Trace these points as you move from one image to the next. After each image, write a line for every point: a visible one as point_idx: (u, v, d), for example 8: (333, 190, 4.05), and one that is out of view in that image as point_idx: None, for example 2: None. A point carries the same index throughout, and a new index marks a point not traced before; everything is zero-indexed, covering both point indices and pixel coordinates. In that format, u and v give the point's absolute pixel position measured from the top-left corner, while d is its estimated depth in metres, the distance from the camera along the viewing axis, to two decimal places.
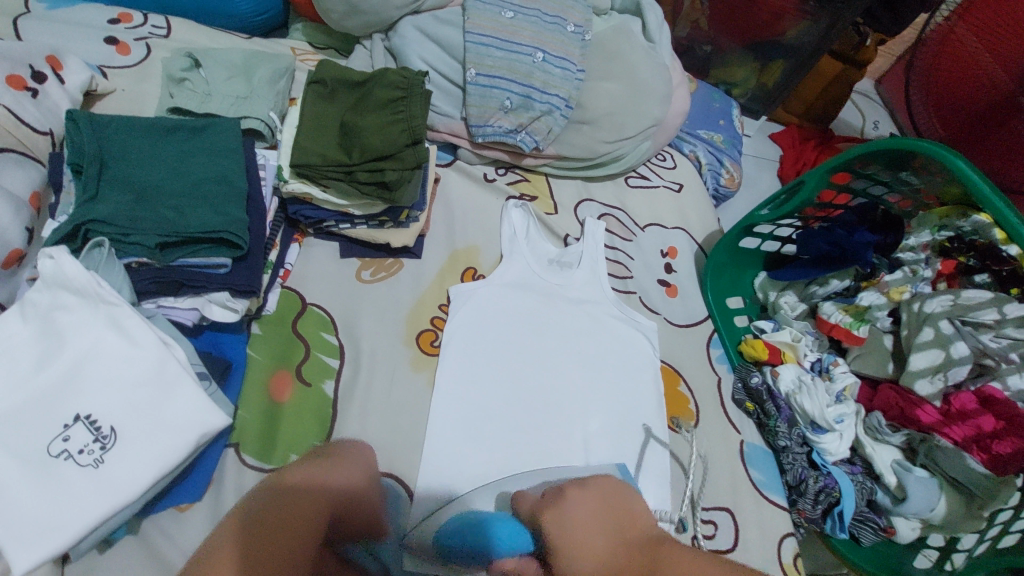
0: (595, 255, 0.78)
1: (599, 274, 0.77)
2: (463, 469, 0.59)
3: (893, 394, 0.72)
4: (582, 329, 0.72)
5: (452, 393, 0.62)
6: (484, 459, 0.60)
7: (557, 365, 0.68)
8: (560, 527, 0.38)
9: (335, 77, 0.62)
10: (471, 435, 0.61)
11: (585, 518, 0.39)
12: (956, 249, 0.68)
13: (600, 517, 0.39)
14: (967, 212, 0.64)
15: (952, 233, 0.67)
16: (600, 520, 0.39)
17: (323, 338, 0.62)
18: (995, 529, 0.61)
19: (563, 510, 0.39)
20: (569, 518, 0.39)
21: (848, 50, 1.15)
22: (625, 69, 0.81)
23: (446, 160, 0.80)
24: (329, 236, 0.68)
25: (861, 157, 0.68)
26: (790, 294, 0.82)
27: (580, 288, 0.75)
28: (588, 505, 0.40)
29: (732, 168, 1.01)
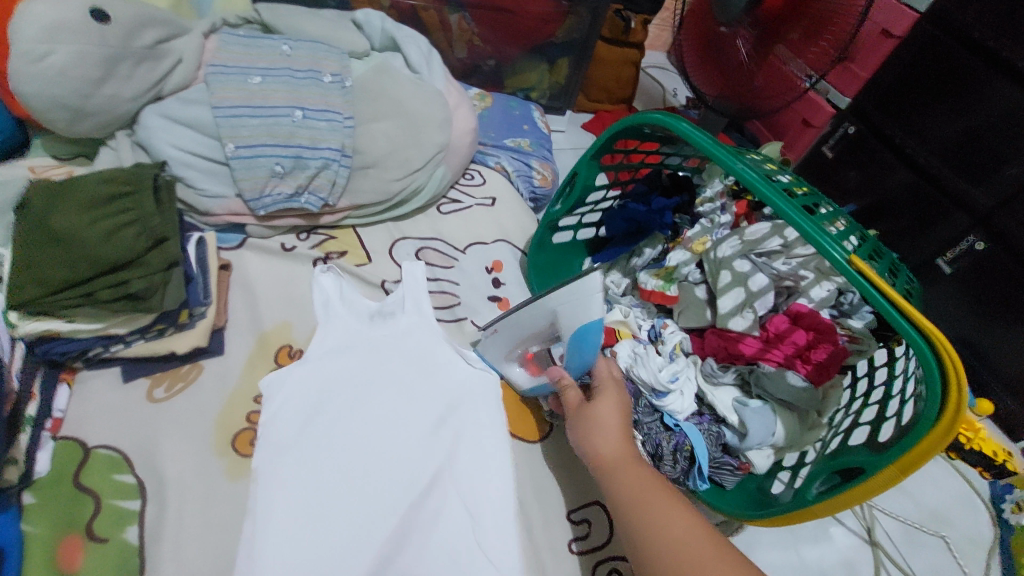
0: (419, 296, 0.73)
1: (426, 314, 0.72)
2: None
3: (718, 337, 0.76)
4: (416, 380, 0.66)
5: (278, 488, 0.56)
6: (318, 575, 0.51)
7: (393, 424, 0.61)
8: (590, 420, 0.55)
9: (38, 192, 0.55)
10: (307, 538, 0.53)
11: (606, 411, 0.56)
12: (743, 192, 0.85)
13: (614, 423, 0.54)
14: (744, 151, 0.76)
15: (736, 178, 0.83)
16: (615, 421, 0.55)
17: (117, 481, 0.55)
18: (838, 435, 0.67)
19: (606, 404, 0.56)
20: (602, 419, 0.55)
21: (619, 34, 1.24)
22: (394, 107, 0.81)
23: (235, 241, 0.75)
24: (106, 363, 0.61)
25: (616, 138, 0.72)
26: (615, 272, 0.86)
27: (408, 336, 0.69)
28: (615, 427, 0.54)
29: (542, 168, 1.04)
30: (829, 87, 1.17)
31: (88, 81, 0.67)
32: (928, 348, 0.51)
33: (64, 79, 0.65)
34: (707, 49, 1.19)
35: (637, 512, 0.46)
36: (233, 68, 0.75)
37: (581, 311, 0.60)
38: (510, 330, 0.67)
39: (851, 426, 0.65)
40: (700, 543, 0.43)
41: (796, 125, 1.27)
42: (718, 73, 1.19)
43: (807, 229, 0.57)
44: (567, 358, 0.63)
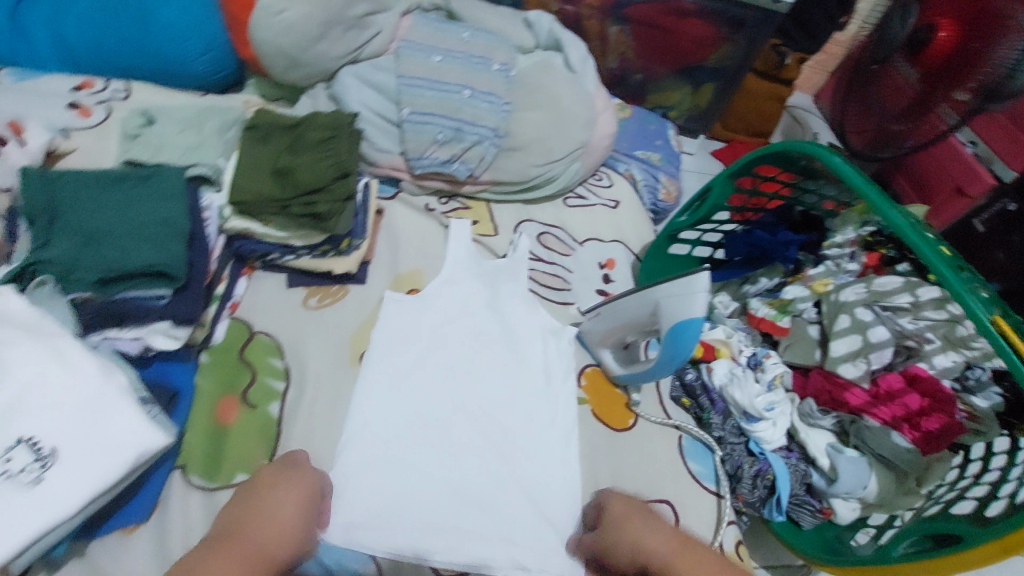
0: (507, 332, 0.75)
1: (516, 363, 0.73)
2: (389, 525, 0.58)
3: (823, 378, 0.75)
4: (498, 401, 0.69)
5: (392, 420, 0.65)
6: (392, 518, 0.59)
7: (498, 386, 0.70)
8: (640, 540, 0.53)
9: (269, 123, 0.69)
10: (380, 476, 0.61)
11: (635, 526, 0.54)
12: (878, 242, 0.83)
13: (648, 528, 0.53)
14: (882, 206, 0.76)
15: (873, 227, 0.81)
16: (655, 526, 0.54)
17: (270, 363, 0.66)
18: (939, 507, 0.63)
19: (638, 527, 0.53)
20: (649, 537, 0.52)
21: (771, 68, 1.23)
22: (548, 100, 0.88)
23: (389, 193, 0.85)
24: (276, 268, 0.73)
25: (759, 162, 0.74)
26: (724, 294, 0.86)
27: (492, 377, 0.71)
28: (626, 514, 0.56)
29: (668, 184, 1.07)
30: (993, 157, 1.09)
31: (309, 37, 0.80)
32: None
33: (291, 32, 0.79)
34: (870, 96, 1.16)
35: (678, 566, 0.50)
36: (421, 45, 0.85)
37: (685, 298, 0.62)
38: (610, 316, 0.72)
39: (951, 498, 0.63)
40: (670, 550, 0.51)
41: (946, 190, 1.17)
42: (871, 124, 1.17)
43: (953, 285, 0.56)
44: (661, 348, 0.65)
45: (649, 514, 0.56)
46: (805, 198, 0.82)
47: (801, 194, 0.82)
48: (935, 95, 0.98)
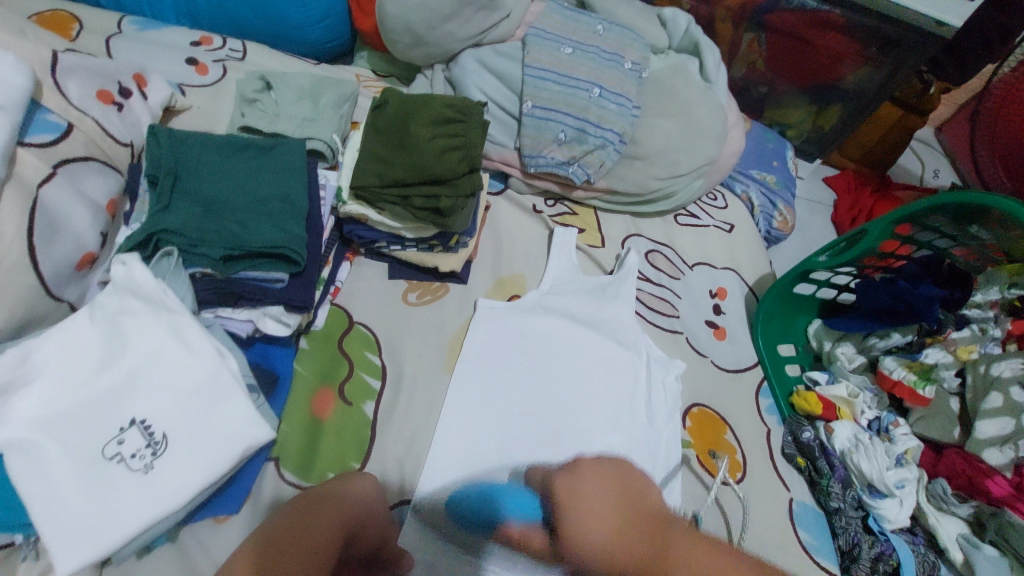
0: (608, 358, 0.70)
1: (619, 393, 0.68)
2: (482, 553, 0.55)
3: (961, 460, 0.67)
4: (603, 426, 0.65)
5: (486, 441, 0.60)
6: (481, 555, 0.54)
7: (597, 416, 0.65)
8: (573, 502, 0.38)
9: (400, 102, 0.65)
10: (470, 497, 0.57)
11: (588, 489, 0.38)
12: None
13: (609, 493, 0.38)
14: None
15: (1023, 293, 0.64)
16: (613, 493, 0.39)
17: (367, 358, 0.62)
18: None
19: (582, 482, 0.39)
20: (586, 521, 0.36)
21: (910, 97, 1.11)
22: (680, 108, 0.81)
23: (496, 188, 0.81)
24: (379, 256, 0.69)
25: (930, 210, 0.65)
26: (847, 345, 0.78)
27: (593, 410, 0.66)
28: (606, 478, 0.40)
29: (784, 211, 0.99)
30: None
31: (439, 14, 0.75)
32: None
33: (423, 8, 0.74)
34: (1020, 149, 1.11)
35: None
36: (552, 35, 0.79)
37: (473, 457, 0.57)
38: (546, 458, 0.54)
39: None
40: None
41: None
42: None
43: None
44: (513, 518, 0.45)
45: (626, 498, 0.38)
46: (936, 242, 0.69)
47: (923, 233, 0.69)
48: None
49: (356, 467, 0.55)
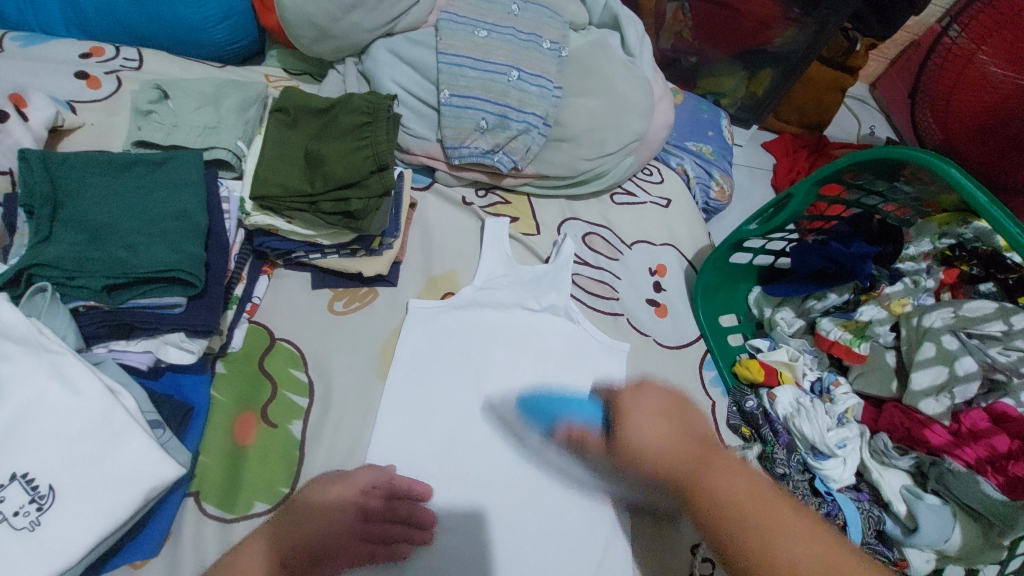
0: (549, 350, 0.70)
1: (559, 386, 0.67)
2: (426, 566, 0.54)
3: (900, 413, 0.68)
4: (546, 418, 0.65)
5: (424, 451, 0.59)
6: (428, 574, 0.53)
7: (536, 412, 0.65)
8: (631, 415, 0.50)
9: (300, 105, 0.61)
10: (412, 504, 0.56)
11: (642, 409, 0.50)
12: (958, 258, 0.72)
13: (667, 422, 0.49)
14: (967, 218, 0.71)
15: (953, 241, 0.73)
16: (665, 418, 0.50)
17: (292, 375, 0.59)
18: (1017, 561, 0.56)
19: (641, 423, 0.49)
20: (646, 433, 0.48)
21: (838, 55, 1.13)
22: (604, 85, 0.79)
23: (423, 183, 0.78)
24: (300, 267, 0.66)
25: (851, 168, 0.65)
26: (786, 310, 0.78)
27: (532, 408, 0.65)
28: (661, 404, 0.51)
29: (722, 180, 0.98)
30: None
31: (341, 5, 0.71)
32: (1013, 227, 0.53)
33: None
34: (952, 100, 1.10)
35: (743, 524, 0.41)
36: (464, 18, 0.76)
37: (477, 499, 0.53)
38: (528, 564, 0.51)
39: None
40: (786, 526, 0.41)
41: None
42: (958, 118, 1.09)
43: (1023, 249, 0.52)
44: None
45: (681, 413, 0.51)
46: (864, 200, 0.71)
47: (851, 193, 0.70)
48: (990, 131, 1.03)
49: (285, 491, 0.53)
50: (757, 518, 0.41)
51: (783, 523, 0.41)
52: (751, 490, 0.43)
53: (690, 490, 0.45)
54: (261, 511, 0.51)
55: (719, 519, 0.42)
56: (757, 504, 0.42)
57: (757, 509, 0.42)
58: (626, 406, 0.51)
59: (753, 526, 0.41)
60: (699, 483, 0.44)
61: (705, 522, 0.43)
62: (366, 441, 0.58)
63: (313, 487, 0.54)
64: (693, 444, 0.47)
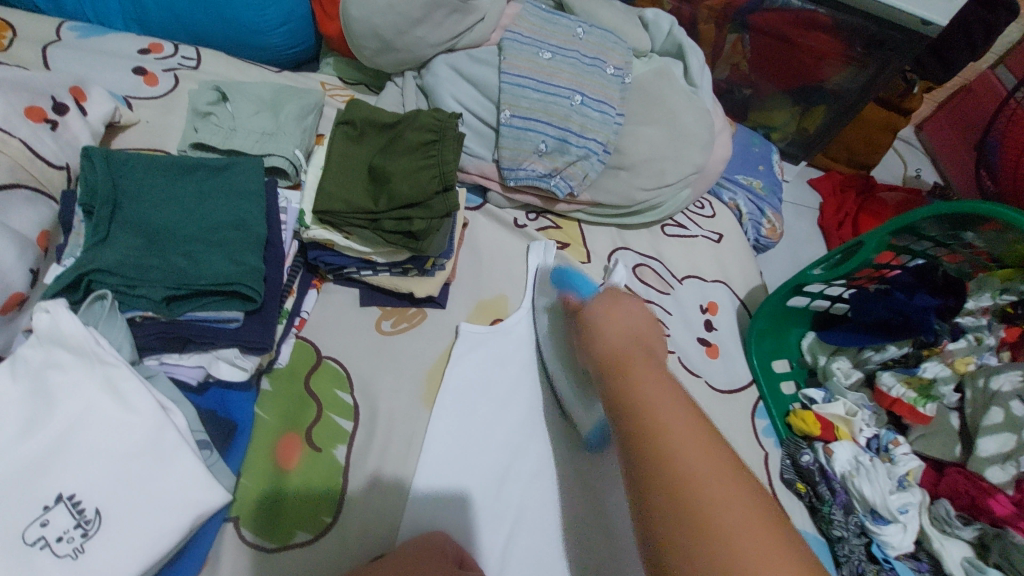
0: None
1: None
2: None
3: (963, 479, 0.64)
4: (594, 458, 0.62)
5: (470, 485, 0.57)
6: None
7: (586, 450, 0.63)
8: (601, 317, 0.53)
9: (366, 118, 0.60)
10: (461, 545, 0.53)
11: (617, 311, 0.53)
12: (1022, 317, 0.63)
13: (619, 321, 0.52)
14: None
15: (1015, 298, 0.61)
16: (620, 329, 0.51)
17: (337, 396, 0.57)
18: None
19: (609, 315, 0.53)
20: (605, 319, 0.53)
21: (894, 97, 1.10)
22: (666, 115, 0.77)
23: (475, 203, 0.76)
24: (349, 282, 0.64)
25: (922, 220, 0.62)
26: (842, 359, 0.75)
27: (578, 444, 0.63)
28: (625, 325, 0.52)
29: (773, 217, 0.96)
30: None
31: (408, 18, 0.70)
32: None
33: (391, 12, 0.69)
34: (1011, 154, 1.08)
35: (641, 406, 0.41)
36: (529, 39, 0.74)
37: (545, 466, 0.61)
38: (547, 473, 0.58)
39: None
40: (710, 467, 0.37)
41: None
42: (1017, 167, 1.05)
43: None
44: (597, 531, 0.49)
45: (642, 335, 0.52)
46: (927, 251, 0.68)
47: (917, 243, 0.67)
48: None
49: (328, 520, 0.50)
50: (652, 416, 0.40)
51: (691, 444, 0.38)
52: (664, 389, 0.43)
53: (618, 370, 0.46)
54: (302, 541, 0.49)
55: (622, 365, 0.46)
56: (664, 397, 0.42)
57: (703, 473, 0.36)
58: (604, 301, 0.56)
59: (649, 408, 0.41)
60: (625, 368, 0.46)
61: (621, 406, 0.43)
62: (409, 472, 0.56)
63: (355, 518, 0.51)
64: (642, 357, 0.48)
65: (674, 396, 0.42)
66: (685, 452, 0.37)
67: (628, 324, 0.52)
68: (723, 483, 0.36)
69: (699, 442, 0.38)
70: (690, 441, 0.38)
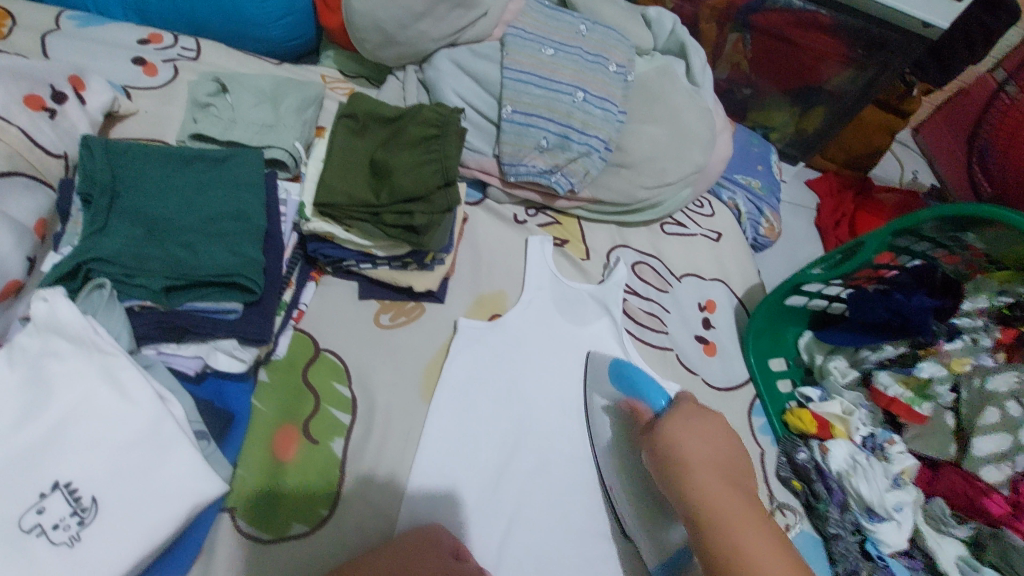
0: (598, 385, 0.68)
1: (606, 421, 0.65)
2: None
3: (958, 478, 0.65)
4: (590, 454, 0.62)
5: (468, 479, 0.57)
6: None
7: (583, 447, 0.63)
8: (681, 432, 0.49)
9: (368, 112, 0.59)
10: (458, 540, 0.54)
11: (692, 428, 0.49)
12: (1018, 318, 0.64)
13: (707, 438, 0.49)
14: None
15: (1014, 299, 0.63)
16: (702, 432, 0.49)
17: (335, 389, 0.57)
18: None
19: (691, 433, 0.49)
20: (687, 445, 0.48)
21: (893, 99, 1.09)
22: (668, 113, 0.77)
23: (475, 198, 0.76)
24: (348, 275, 0.64)
25: (924, 222, 0.62)
26: (839, 358, 0.75)
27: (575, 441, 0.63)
28: (704, 424, 0.50)
29: (771, 217, 0.96)
30: None
31: (411, 12, 0.70)
32: None
33: (394, 5, 0.69)
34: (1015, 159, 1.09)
35: (716, 528, 0.43)
36: (532, 35, 0.74)
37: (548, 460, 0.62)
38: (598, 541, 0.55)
39: None
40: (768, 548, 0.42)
41: None
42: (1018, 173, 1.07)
43: None
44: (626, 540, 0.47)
45: (727, 461, 0.48)
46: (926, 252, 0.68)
47: (917, 244, 0.67)
48: None
49: (325, 513, 0.50)
50: (707, 504, 0.44)
51: (766, 555, 0.41)
52: (747, 513, 0.44)
53: (697, 520, 0.45)
54: (299, 534, 0.49)
55: (705, 518, 0.44)
56: (729, 503, 0.44)
57: (761, 547, 0.42)
58: (682, 410, 0.52)
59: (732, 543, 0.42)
60: (685, 474, 0.47)
61: (689, 519, 0.45)
62: (406, 465, 0.56)
63: (352, 510, 0.51)
64: (714, 476, 0.46)
65: (755, 517, 0.44)
66: (757, 552, 0.42)
67: (731, 458, 0.49)
68: (782, 569, 0.41)
69: (765, 540, 0.42)
70: (762, 556, 0.42)
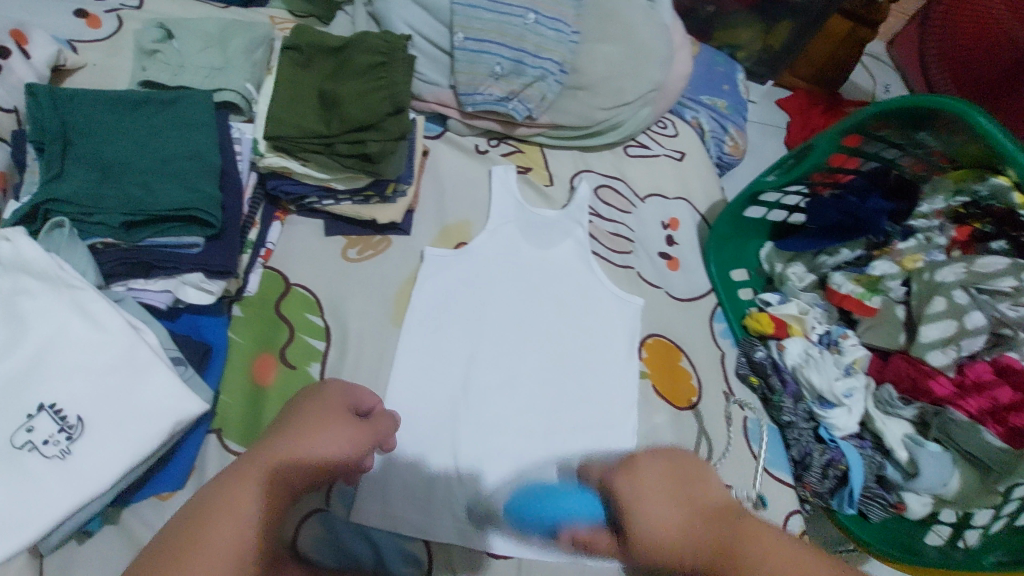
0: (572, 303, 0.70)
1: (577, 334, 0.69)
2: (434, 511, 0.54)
3: (907, 364, 0.69)
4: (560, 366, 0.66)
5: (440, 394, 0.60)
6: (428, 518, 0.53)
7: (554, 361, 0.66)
8: (632, 490, 0.39)
9: (313, 43, 0.59)
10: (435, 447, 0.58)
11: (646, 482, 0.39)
12: (972, 215, 0.66)
13: (671, 491, 0.38)
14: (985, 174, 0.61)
15: (968, 198, 0.63)
16: (668, 489, 0.39)
17: (308, 319, 0.59)
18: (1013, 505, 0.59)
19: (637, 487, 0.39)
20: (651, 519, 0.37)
21: (859, 7, 1.07)
22: (623, 30, 0.77)
23: (435, 131, 0.76)
24: (312, 213, 0.65)
25: (872, 119, 0.64)
26: (798, 264, 0.78)
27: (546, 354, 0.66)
28: (666, 470, 0.41)
29: (736, 135, 0.97)
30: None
31: None
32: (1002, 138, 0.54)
33: None
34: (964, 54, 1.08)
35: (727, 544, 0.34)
36: None
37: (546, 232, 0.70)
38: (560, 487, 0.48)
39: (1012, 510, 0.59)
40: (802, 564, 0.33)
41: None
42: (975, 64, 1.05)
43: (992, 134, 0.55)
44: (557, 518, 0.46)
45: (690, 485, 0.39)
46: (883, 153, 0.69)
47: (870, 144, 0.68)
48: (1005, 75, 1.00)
49: None
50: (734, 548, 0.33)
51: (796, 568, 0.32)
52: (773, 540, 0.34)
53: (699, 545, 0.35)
54: None
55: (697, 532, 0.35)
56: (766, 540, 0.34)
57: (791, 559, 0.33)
58: (621, 478, 0.41)
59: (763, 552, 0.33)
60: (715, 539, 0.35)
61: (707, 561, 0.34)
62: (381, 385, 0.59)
63: None
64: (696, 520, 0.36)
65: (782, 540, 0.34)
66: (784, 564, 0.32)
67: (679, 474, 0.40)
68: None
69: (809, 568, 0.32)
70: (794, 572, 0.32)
